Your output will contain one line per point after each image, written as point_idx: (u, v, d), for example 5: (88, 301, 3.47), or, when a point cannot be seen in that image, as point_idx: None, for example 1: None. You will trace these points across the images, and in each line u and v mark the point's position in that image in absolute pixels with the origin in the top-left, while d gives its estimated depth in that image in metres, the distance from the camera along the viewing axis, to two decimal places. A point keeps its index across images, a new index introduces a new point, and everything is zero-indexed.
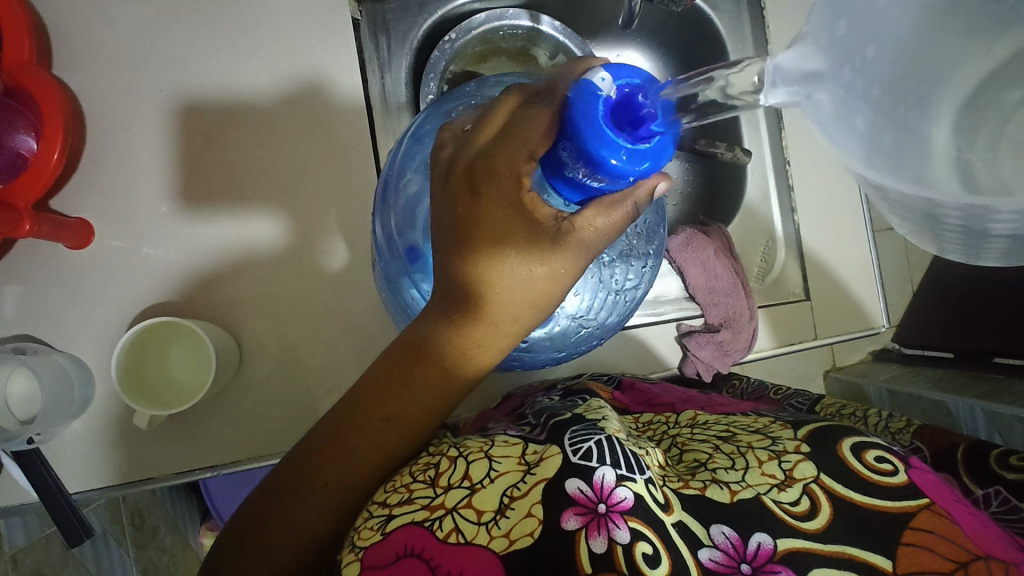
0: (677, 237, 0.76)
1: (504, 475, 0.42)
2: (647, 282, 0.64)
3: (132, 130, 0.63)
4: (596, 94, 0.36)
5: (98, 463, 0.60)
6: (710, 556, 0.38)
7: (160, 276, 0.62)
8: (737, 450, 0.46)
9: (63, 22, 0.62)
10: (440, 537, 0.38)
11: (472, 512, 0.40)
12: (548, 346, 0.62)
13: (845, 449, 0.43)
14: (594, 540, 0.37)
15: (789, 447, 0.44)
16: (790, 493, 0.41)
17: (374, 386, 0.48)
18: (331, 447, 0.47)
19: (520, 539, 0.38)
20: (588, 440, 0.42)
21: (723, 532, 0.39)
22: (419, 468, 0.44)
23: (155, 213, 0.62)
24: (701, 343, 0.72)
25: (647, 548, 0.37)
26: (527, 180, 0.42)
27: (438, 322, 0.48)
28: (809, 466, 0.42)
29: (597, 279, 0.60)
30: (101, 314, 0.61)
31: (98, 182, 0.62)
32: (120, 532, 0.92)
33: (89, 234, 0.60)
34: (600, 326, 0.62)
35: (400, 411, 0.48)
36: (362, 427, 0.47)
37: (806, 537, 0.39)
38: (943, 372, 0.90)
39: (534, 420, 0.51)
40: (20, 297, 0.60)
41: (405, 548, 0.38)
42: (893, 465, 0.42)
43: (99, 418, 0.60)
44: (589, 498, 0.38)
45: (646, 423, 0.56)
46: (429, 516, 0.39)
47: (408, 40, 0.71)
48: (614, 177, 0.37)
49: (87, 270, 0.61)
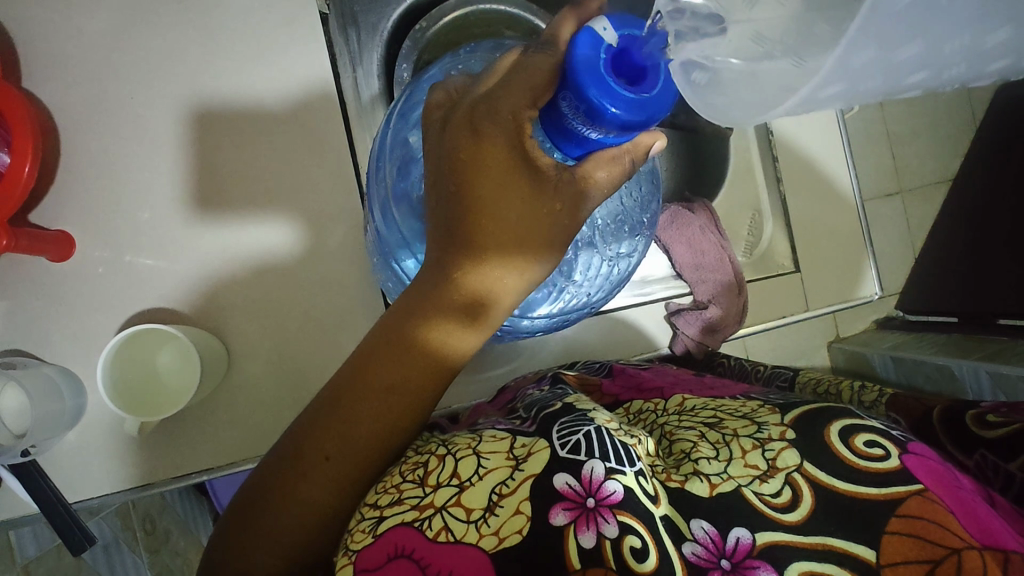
0: (663, 213, 0.75)
1: (493, 471, 0.41)
2: (642, 249, 0.64)
3: (108, 139, 0.62)
4: (597, 42, 0.35)
5: (93, 474, 0.60)
6: (693, 550, 0.38)
7: (145, 283, 0.62)
8: (722, 438, 0.45)
9: (30, 35, 0.62)
10: (430, 536, 0.38)
11: (461, 510, 0.39)
12: (541, 311, 0.62)
13: (834, 436, 0.42)
14: (583, 534, 0.37)
15: (775, 434, 0.44)
16: (772, 484, 0.41)
17: (371, 355, 0.47)
18: (331, 420, 0.46)
19: (509, 537, 0.38)
20: (577, 432, 0.42)
21: (703, 527, 0.39)
22: (408, 467, 0.44)
23: (137, 221, 0.62)
24: (690, 320, 0.72)
25: (635, 542, 0.37)
26: (530, 127, 0.41)
27: (436, 281, 0.46)
28: (793, 454, 0.42)
29: (590, 242, 0.60)
30: (90, 324, 0.61)
31: (76, 191, 0.62)
32: (132, 538, 0.97)
33: (70, 246, 0.61)
34: (594, 291, 0.62)
35: (399, 377, 0.47)
36: (364, 398, 0.46)
37: (786, 530, 0.39)
38: (948, 336, 0.89)
39: (525, 412, 0.51)
40: (8, 312, 0.60)
41: (395, 549, 0.38)
42: (884, 449, 0.41)
43: (94, 428, 0.60)
44: (577, 492, 0.38)
45: (637, 413, 0.56)
46: (419, 516, 0.39)
47: (378, 32, 0.71)
48: (615, 129, 0.36)
49: (71, 281, 0.61)
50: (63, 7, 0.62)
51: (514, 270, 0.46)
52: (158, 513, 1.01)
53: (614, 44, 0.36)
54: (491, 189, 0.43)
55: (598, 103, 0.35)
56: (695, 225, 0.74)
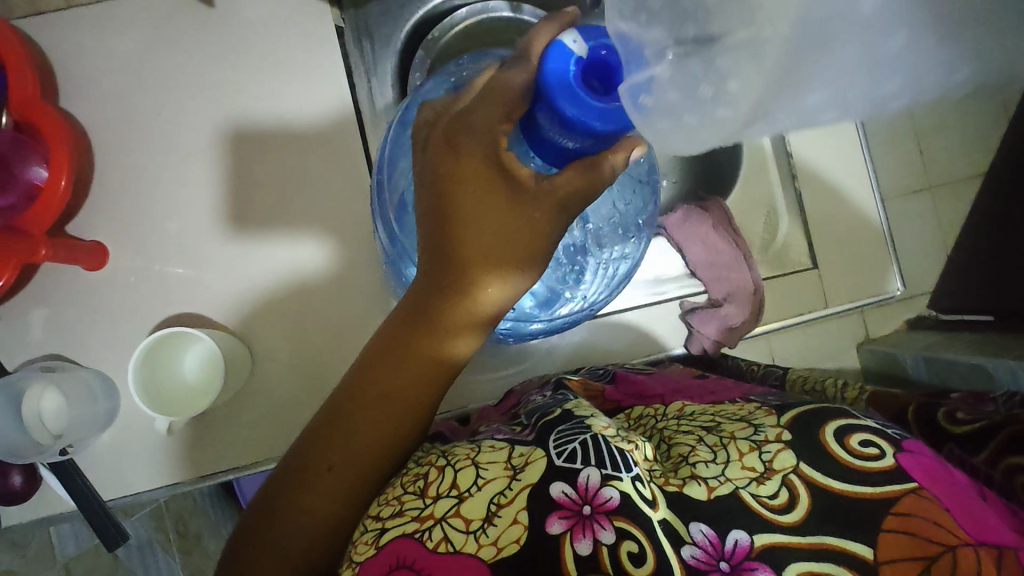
0: (675, 213, 0.75)
1: (492, 482, 0.42)
2: (640, 250, 0.64)
3: (137, 153, 0.66)
4: (568, 53, 0.35)
5: (124, 474, 0.63)
6: (691, 553, 0.38)
7: (171, 290, 0.65)
8: (719, 441, 0.44)
9: (67, 58, 0.66)
10: (431, 547, 0.39)
11: (460, 521, 0.40)
12: (541, 316, 0.63)
13: (828, 437, 0.41)
14: (580, 542, 0.37)
15: (771, 436, 0.43)
16: (769, 486, 0.40)
17: (372, 364, 0.49)
18: (334, 428, 0.48)
19: (508, 547, 0.38)
20: (572, 442, 0.42)
21: (702, 529, 0.39)
22: (409, 479, 0.44)
23: (164, 230, 0.65)
24: (705, 319, 0.72)
25: (632, 547, 0.37)
26: (506, 141, 0.43)
27: (431, 290, 0.47)
28: (790, 456, 0.41)
29: (584, 248, 0.60)
30: (122, 330, 0.64)
31: (109, 203, 0.65)
32: (164, 539, 1.01)
33: (105, 257, 0.64)
34: (591, 294, 0.63)
35: (398, 383, 0.48)
36: (365, 404, 0.48)
37: (782, 530, 0.38)
38: (982, 335, 0.85)
39: (526, 419, 0.51)
40: (47, 319, 0.63)
41: (396, 560, 0.39)
42: (880, 449, 0.40)
43: (125, 430, 0.63)
44: (573, 500, 0.39)
45: (636, 420, 0.55)
46: (420, 527, 0.40)
47: (392, 42, 0.73)
48: (591, 138, 0.36)
49: (104, 289, 0.64)
50: (96, 31, 0.66)
51: (503, 275, 0.46)
52: (190, 515, 1.02)
53: (584, 55, 0.35)
54: (473, 198, 0.45)
55: (575, 117, 0.35)
56: (707, 223, 0.75)
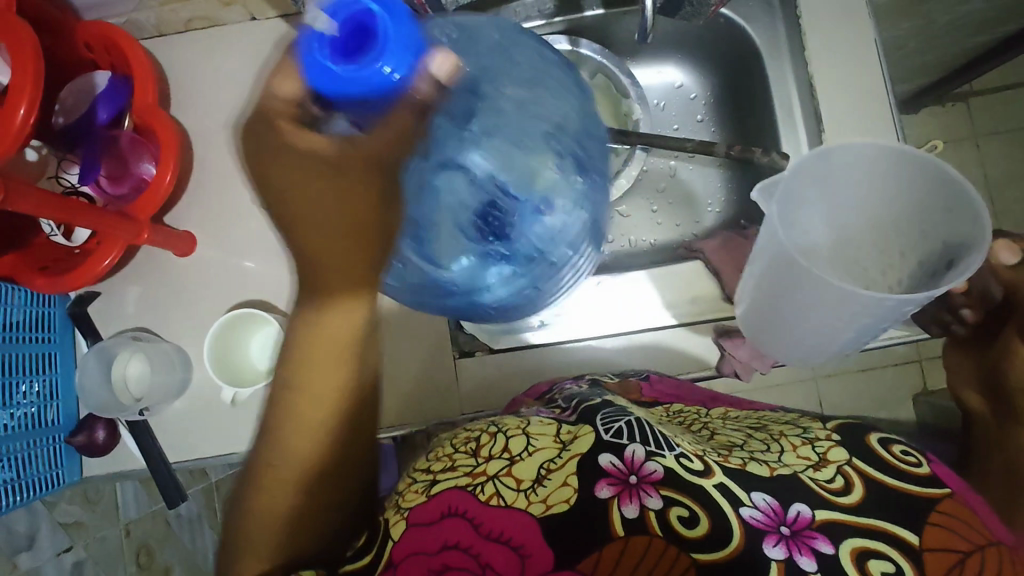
0: (715, 240, 0.75)
1: (540, 450, 0.48)
2: (581, 195, 0.61)
3: (229, 157, 0.74)
4: (316, 36, 0.37)
5: (190, 441, 0.69)
6: (752, 514, 0.43)
7: (245, 279, 0.72)
8: (771, 438, 0.51)
9: (180, 74, 0.75)
10: (483, 499, 0.44)
11: (512, 479, 0.46)
12: (499, 289, 0.60)
13: (872, 440, 0.48)
14: (627, 505, 0.43)
15: (821, 435, 0.50)
16: (825, 472, 0.46)
17: (284, 359, 0.45)
18: (270, 433, 0.46)
19: (556, 504, 0.44)
20: (619, 421, 0.48)
21: (765, 498, 0.44)
22: (461, 440, 0.51)
23: (245, 225, 0.73)
24: (738, 342, 0.69)
25: (682, 511, 0.43)
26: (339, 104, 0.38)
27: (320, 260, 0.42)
28: (841, 451, 0.48)
29: (517, 206, 0.60)
30: (200, 311, 0.71)
31: (202, 199, 0.74)
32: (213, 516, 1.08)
33: (192, 243, 0.72)
34: (552, 249, 0.60)
35: (315, 368, 0.45)
36: (288, 397, 0.45)
37: (842, 509, 0.43)
38: None
39: (564, 401, 0.55)
40: (140, 297, 0.72)
41: (448, 508, 0.44)
42: (917, 458, 0.47)
43: (194, 401, 0.70)
44: (620, 470, 0.45)
45: (677, 411, 0.59)
46: (472, 482, 0.46)
47: None
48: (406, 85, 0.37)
49: (190, 273, 0.72)
50: (205, 51, 0.75)
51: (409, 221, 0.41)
52: None
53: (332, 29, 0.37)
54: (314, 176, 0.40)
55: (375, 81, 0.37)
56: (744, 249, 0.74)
